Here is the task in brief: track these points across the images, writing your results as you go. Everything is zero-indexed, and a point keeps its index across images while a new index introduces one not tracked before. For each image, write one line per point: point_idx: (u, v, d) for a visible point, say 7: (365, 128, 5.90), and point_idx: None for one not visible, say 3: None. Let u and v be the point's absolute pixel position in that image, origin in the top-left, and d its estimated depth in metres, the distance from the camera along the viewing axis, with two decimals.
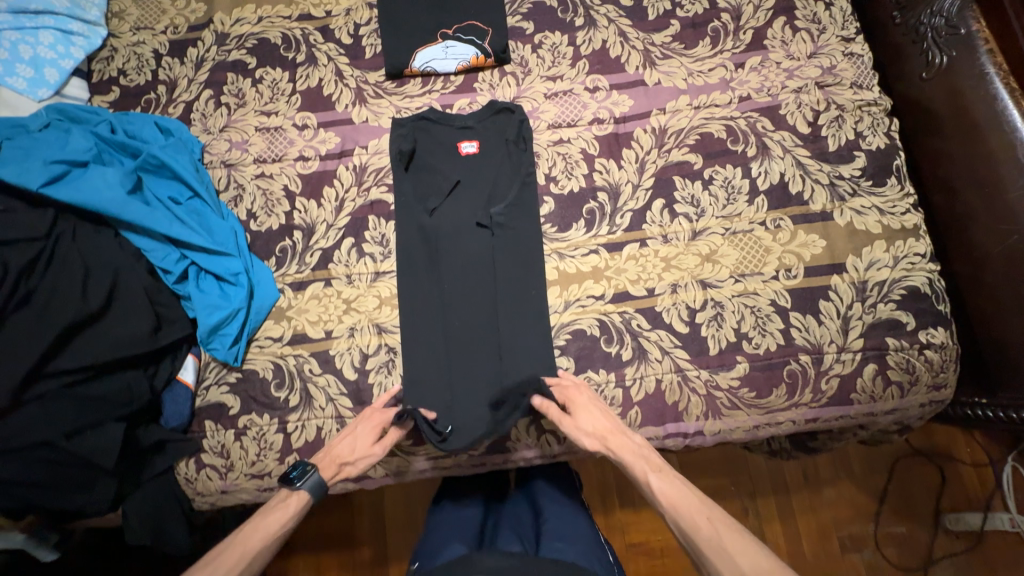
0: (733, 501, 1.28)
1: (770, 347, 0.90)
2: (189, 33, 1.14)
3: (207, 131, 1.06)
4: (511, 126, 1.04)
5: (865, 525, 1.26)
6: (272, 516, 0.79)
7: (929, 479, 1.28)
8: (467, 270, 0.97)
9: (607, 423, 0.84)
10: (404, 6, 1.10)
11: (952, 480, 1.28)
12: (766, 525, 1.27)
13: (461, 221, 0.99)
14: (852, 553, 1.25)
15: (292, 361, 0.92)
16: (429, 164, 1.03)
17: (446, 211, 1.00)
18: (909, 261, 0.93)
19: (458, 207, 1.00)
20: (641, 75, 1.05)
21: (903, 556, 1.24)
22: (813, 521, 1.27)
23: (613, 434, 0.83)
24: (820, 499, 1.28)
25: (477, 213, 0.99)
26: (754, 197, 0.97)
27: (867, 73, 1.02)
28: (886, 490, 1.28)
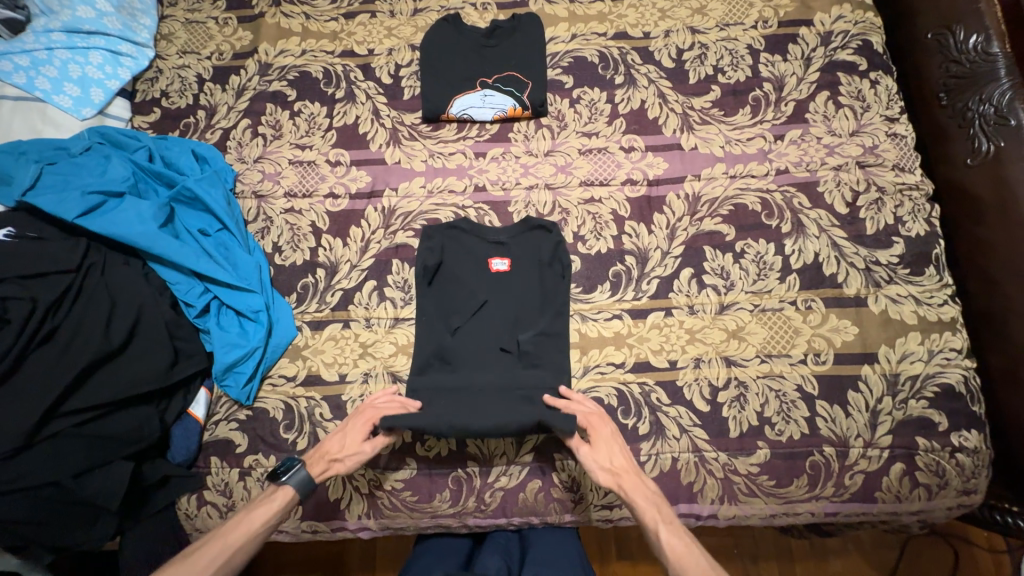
0: (735, 563, 1.21)
1: (793, 435, 0.88)
2: (233, 60, 1.16)
3: (242, 160, 1.07)
4: (545, 252, 0.99)
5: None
6: (257, 517, 0.77)
7: (942, 560, 1.20)
8: (488, 390, 0.90)
9: (625, 463, 0.82)
10: (445, 50, 1.11)
11: (968, 564, 1.20)
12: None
13: (484, 342, 0.94)
14: None
15: (303, 404, 0.91)
16: (458, 276, 0.99)
17: (468, 327, 0.95)
18: (944, 356, 0.90)
19: (482, 330, 0.95)
20: (678, 138, 1.05)
21: None
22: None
23: (612, 449, 0.83)
24: (827, 570, 1.21)
25: (502, 341, 0.94)
26: (785, 274, 0.95)
27: (910, 155, 1.01)
28: (896, 566, 1.21)
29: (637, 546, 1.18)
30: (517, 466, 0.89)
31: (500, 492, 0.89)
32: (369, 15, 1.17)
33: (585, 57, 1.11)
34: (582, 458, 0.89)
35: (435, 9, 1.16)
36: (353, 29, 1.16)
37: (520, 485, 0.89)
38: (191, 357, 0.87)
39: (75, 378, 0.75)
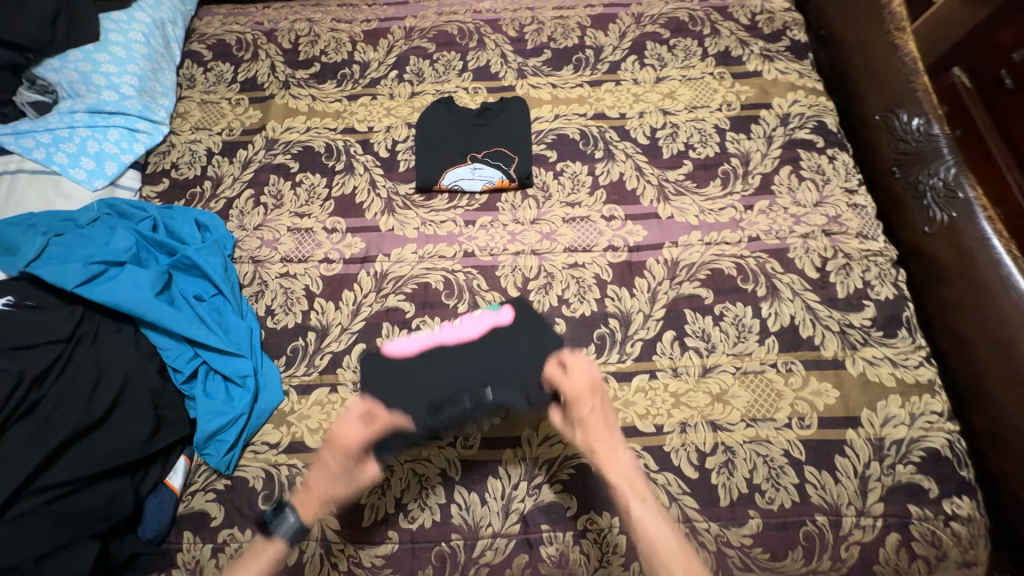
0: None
1: (784, 504, 0.86)
2: (241, 135, 1.25)
3: (242, 228, 1.12)
4: (524, 329, 0.99)
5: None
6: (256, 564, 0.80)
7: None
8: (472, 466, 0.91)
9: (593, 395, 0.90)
10: (439, 128, 1.21)
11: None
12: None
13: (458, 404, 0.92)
14: None
15: (285, 472, 0.90)
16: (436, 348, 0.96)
17: (441, 389, 0.93)
18: (927, 419, 0.91)
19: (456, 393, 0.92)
20: (655, 208, 1.12)
21: None
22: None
23: (585, 391, 0.90)
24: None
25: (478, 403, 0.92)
26: (764, 336, 0.98)
27: (871, 224, 1.08)
28: None
29: None
30: (502, 538, 0.86)
31: (485, 568, 0.85)
32: (370, 97, 1.29)
33: (567, 134, 1.21)
34: (570, 530, 0.86)
35: (431, 92, 1.28)
36: (356, 108, 1.27)
37: (506, 560, 0.85)
38: (173, 425, 0.87)
39: (53, 451, 0.75)
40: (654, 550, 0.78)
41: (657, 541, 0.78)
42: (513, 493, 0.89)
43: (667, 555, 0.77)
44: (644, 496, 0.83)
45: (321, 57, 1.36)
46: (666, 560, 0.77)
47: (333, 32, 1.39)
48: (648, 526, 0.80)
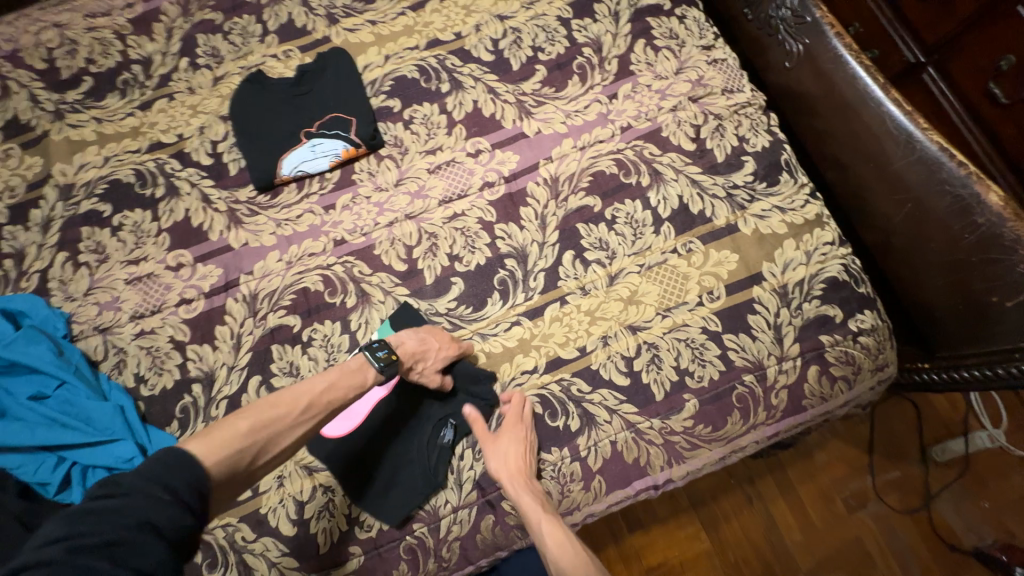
0: (734, 494, 1.27)
1: (713, 377, 0.88)
2: (28, 192, 1.03)
3: (71, 299, 0.95)
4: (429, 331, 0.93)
5: (863, 479, 1.28)
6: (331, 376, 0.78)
7: (908, 419, 1.32)
8: (409, 467, 0.85)
9: (518, 467, 0.80)
10: (259, 112, 1.04)
11: (927, 411, 1.33)
12: (773, 508, 1.26)
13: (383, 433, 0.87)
14: (859, 510, 1.26)
15: (221, 534, 0.83)
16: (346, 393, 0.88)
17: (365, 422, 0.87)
18: (821, 252, 0.93)
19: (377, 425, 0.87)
20: (520, 127, 1.03)
21: (906, 499, 1.26)
22: (814, 489, 1.27)
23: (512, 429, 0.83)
24: (815, 464, 1.29)
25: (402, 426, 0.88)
26: (659, 226, 0.95)
27: (735, 76, 1.04)
28: (873, 439, 1.31)
29: (643, 515, 1.26)
30: (464, 510, 0.84)
31: (456, 543, 0.84)
32: (167, 98, 1.08)
33: (405, 75, 1.07)
34: None
35: (236, 71, 1.08)
36: (154, 118, 1.06)
37: (474, 528, 0.84)
38: None
39: None
40: None
41: None
42: (461, 464, 0.86)
43: None
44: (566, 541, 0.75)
45: (89, 67, 1.11)
46: None
47: (92, 32, 1.13)
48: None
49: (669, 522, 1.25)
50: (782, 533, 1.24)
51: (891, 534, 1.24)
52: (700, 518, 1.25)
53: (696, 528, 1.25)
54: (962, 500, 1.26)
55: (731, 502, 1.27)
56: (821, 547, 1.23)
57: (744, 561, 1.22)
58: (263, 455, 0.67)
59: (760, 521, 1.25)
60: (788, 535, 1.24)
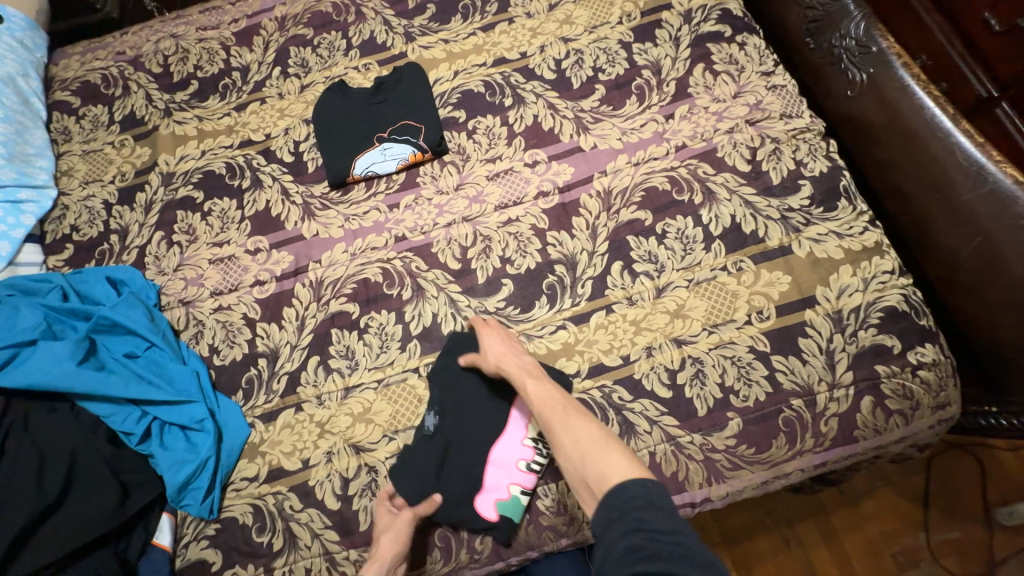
0: (771, 534, 1.22)
1: (759, 397, 0.87)
2: (136, 178, 1.17)
3: (162, 273, 1.07)
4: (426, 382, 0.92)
5: (916, 535, 1.19)
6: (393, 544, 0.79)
7: (970, 472, 1.23)
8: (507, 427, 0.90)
9: (504, 346, 0.88)
10: (338, 117, 1.14)
11: (993, 466, 1.23)
12: (812, 556, 1.20)
13: (454, 435, 0.89)
14: (910, 569, 1.17)
15: (272, 501, 0.89)
16: (418, 488, 0.86)
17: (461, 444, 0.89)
18: (880, 281, 0.91)
19: (461, 456, 0.88)
20: (576, 142, 1.07)
21: (966, 562, 1.17)
22: (860, 541, 1.20)
23: (508, 358, 0.86)
24: (861, 514, 1.22)
25: (466, 419, 0.90)
26: (709, 243, 0.97)
27: (794, 102, 1.05)
28: (929, 491, 1.23)
29: None
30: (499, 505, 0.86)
31: (489, 536, 0.86)
32: (260, 102, 1.20)
33: (472, 89, 1.14)
34: (561, 478, 0.87)
35: (320, 80, 1.20)
36: (247, 118, 1.19)
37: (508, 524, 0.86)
38: (143, 486, 0.87)
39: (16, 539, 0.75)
40: (566, 449, 0.74)
41: (568, 436, 0.75)
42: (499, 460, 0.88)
43: (578, 448, 0.73)
44: (550, 391, 0.82)
45: (197, 73, 1.25)
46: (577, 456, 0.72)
47: (202, 42, 1.28)
48: (554, 422, 0.77)
49: None
50: None
51: None
52: (732, 557, 1.21)
53: (728, 567, 1.20)
54: None
55: (767, 543, 1.21)
56: None
57: None
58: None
59: (799, 568, 1.19)
60: None
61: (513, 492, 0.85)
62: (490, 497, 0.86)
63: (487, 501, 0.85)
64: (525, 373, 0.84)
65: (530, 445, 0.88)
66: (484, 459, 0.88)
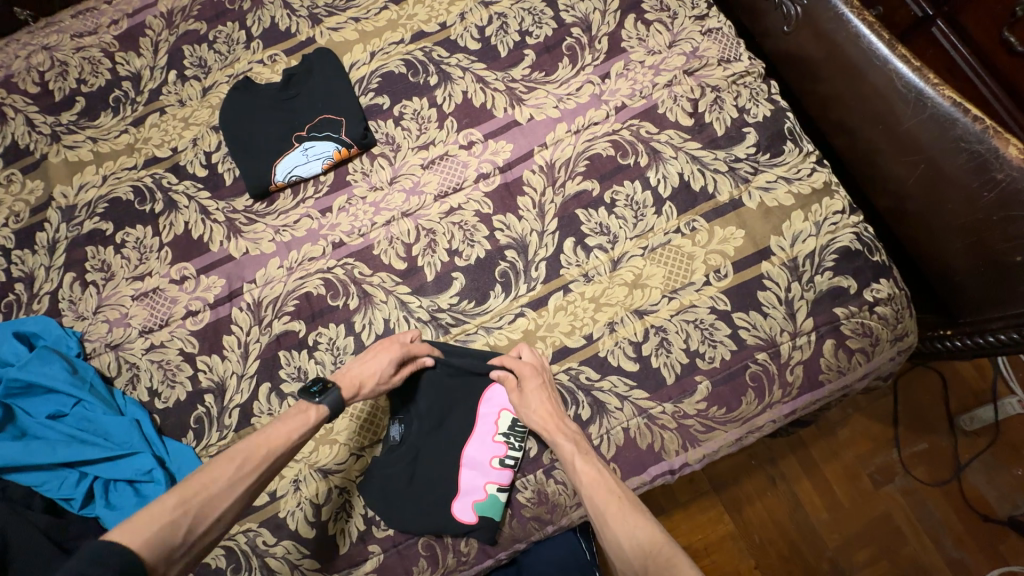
0: (757, 475, 1.25)
1: (724, 356, 0.86)
2: (32, 216, 1.04)
3: (81, 318, 0.97)
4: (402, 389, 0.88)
5: (888, 453, 1.25)
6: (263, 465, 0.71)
7: (932, 385, 1.29)
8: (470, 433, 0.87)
9: (550, 408, 0.81)
10: (246, 122, 1.03)
11: (953, 378, 1.28)
12: (797, 487, 1.24)
13: (423, 444, 0.86)
14: (885, 486, 1.23)
15: (242, 540, 0.85)
16: (393, 501, 0.84)
17: (428, 456, 0.86)
18: (832, 222, 0.90)
19: (433, 462, 0.86)
20: (512, 115, 1.00)
21: (934, 470, 1.23)
22: (839, 467, 1.25)
23: (554, 424, 0.80)
24: (837, 440, 1.27)
25: (433, 427, 0.87)
26: (660, 206, 0.93)
27: (731, 44, 1.00)
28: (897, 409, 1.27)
29: (662, 498, 1.24)
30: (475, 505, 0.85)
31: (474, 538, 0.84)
32: (160, 113, 1.08)
33: (392, 70, 1.05)
34: (538, 469, 0.86)
35: (223, 80, 1.08)
36: (147, 133, 1.07)
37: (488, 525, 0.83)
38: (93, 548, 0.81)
39: None
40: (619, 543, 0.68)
41: (621, 533, 0.68)
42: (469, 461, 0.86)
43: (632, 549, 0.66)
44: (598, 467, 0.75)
45: (81, 88, 1.11)
46: (632, 556, 0.66)
47: (82, 51, 1.13)
48: (609, 519, 0.70)
49: (692, 507, 1.24)
50: (806, 511, 1.22)
51: (921, 507, 1.21)
52: (723, 502, 1.24)
53: (720, 511, 1.23)
54: (994, 467, 1.22)
55: (754, 484, 1.25)
56: (849, 528, 1.20)
57: (770, 542, 1.20)
58: (203, 519, 0.64)
59: (785, 502, 1.23)
60: (813, 513, 1.22)
61: (490, 492, 0.83)
62: (469, 498, 0.83)
63: (465, 503, 0.83)
64: (577, 448, 0.77)
65: (502, 441, 0.86)
66: (455, 465, 0.85)
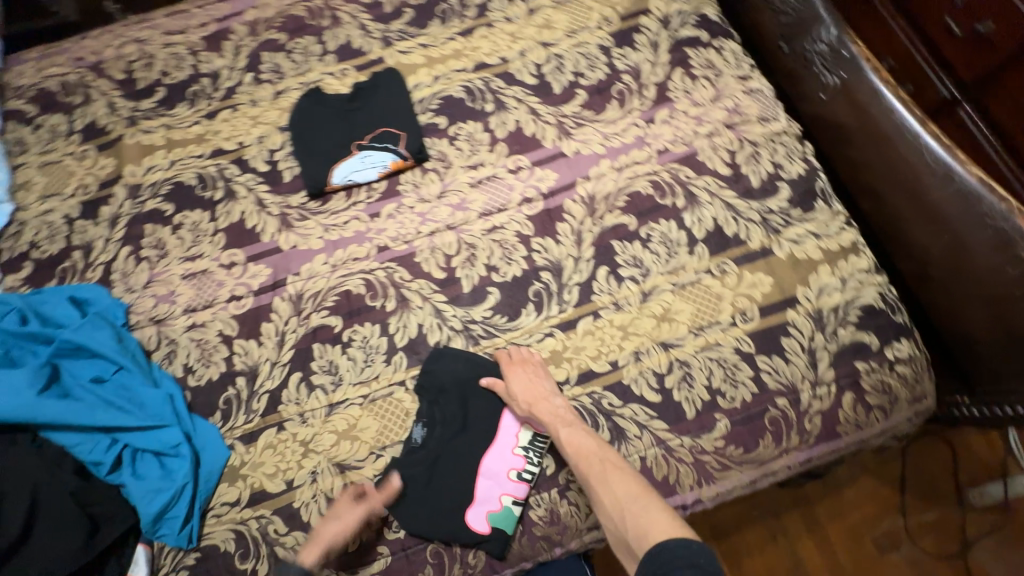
0: None
1: (745, 398, 0.88)
2: (99, 190, 1.11)
3: (130, 290, 1.02)
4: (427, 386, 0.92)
5: None
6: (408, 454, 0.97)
7: None
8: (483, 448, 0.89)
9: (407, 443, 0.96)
10: None
11: (965, 450, 1.28)
12: (799, 545, 1.22)
13: (442, 449, 0.88)
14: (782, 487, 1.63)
15: (255, 525, 0.86)
16: (408, 504, 0.85)
17: (450, 462, 0.87)
18: (857, 279, 0.93)
19: (450, 468, 0.87)
20: (606, 131, 1.07)
21: None
22: (845, 525, 1.22)
23: (540, 402, 0.86)
24: (844, 500, 1.25)
25: (454, 434, 0.89)
26: (693, 246, 0.97)
27: (770, 105, 1.07)
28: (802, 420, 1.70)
29: None
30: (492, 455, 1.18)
31: None
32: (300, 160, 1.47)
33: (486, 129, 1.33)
34: None
35: (295, 86, 1.16)
36: (219, 126, 1.15)
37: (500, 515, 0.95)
38: (114, 517, 0.82)
39: None
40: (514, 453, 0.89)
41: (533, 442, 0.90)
42: None
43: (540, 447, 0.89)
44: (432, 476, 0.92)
45: (163, 79, 1.20)
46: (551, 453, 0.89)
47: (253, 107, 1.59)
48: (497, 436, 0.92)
49: None
50: None
51: None
52: (725, 549, 1.22)
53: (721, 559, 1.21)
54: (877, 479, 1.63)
55: (756, 534, 1.23)
56: None
57: None
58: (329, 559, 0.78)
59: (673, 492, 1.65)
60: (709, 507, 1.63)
61: (506, 503, 0.84)
62: (484, 508, 0.84)
63: (479, 512, 0.84)
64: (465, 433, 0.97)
65: (520, 454, 0.88)
66: (475, 470, 0.87)
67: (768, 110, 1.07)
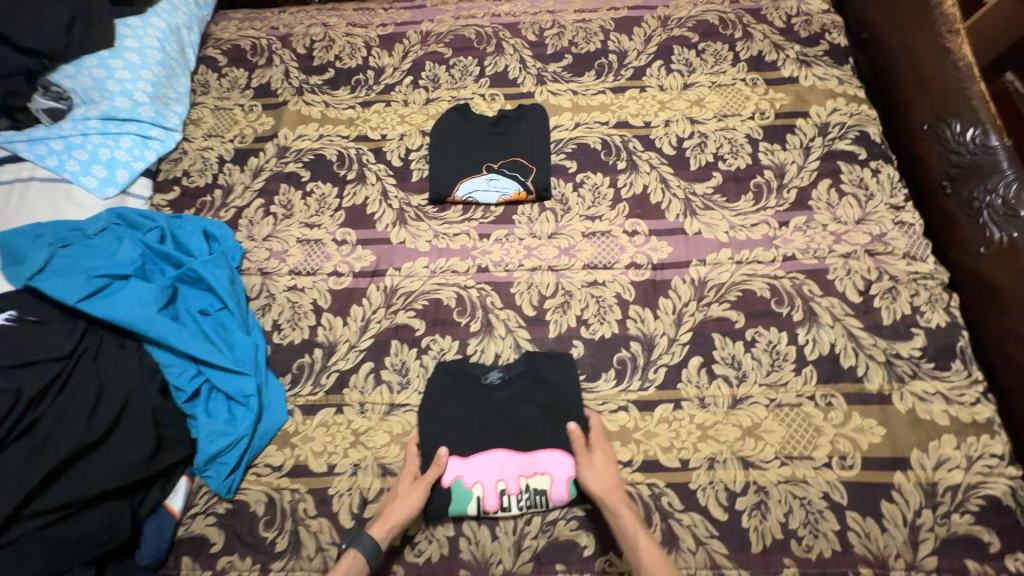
0: None
1: (824, 553, 0.78)
2: (253, 143, 1.22)
3: (251, 238, 1.09)
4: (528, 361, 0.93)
5: None
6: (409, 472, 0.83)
7: None
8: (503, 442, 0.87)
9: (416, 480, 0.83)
10: None
11: None
12: None
13: (486, 409, 0.89)
14: None
15: (287, 497, 0.86)
16: (432, 407, 0.90)
17: (479, 427, 0.88)
18: (985, 463, 0.82)
19: (476, 427, 0.88)
20: (734, 221, 1.04)
21: None
22: None
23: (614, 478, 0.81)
24: None
25: (507, 407, 0.89)
26: (801, 365, 0.90)
27: (920, 243, 0.99)
28: None
29: None
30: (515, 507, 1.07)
31: None
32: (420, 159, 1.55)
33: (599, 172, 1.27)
34: None
35: (446, 98, 1.24)
36: (369, 116, 1.24)
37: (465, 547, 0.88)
38: (175, 444, 0.85)
39: (60, 463, 0.75)
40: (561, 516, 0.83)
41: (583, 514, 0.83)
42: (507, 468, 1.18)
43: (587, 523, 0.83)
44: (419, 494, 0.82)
45: (335, 63, 1.33)
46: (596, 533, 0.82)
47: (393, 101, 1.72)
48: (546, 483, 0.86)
49: None
50: None
51: None
52: None
53: None
54: None
55: None
56: None
57: None
58: None
59: None
60: None
61: (471, 489, 0.83)
62: (460, 471, 0.84)
63: (455, 466, 0.84)
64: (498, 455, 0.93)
65: (521, 484, 0.83)
66: (483, 447, 0.86)
67: (913, 247, 0.99)
